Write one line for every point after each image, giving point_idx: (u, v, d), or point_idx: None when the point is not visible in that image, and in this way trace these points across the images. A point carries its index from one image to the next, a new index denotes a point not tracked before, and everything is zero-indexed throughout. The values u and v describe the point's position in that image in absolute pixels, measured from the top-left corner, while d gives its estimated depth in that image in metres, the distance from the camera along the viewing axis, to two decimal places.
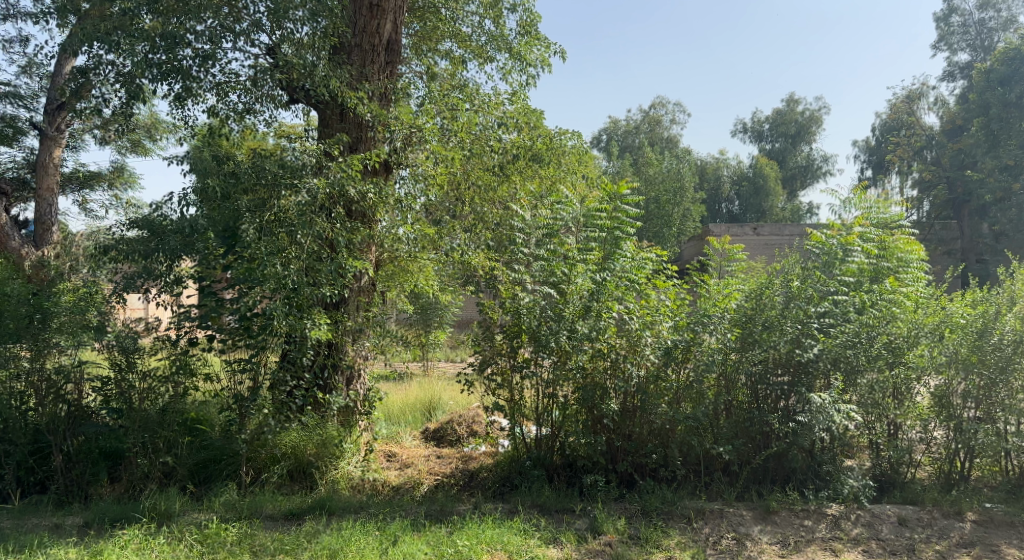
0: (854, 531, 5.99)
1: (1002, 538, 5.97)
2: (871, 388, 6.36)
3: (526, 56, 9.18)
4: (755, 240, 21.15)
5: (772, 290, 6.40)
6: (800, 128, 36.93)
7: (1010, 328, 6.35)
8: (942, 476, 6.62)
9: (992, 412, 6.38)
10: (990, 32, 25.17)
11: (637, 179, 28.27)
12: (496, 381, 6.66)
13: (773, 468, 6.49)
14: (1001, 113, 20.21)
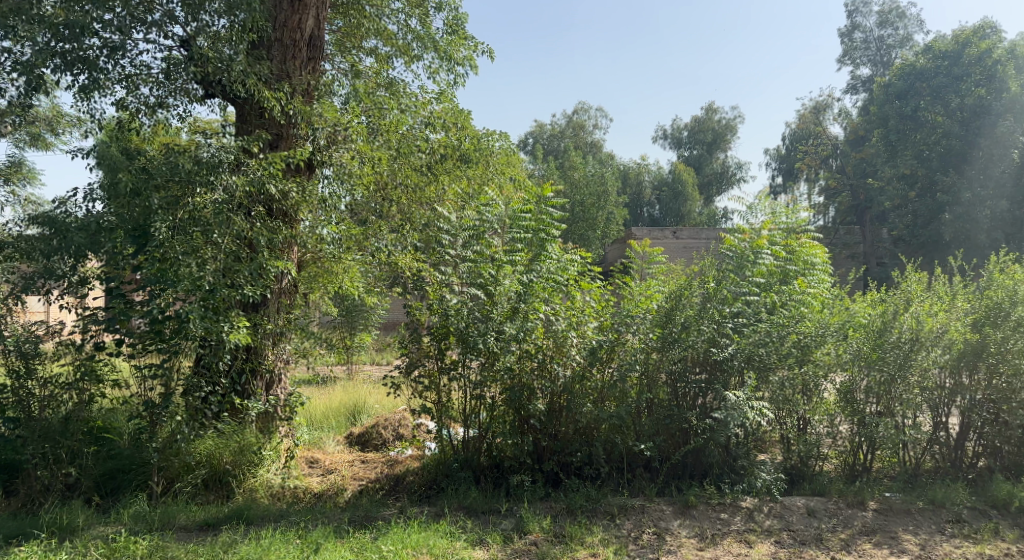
0: (767, 522, 6.24)
1: (900, 525, 6.33)
2: (782, 385, 6.63)
3: (453, 55, 9.17)
4: (675, 243, 21.75)
5: (691, 292, 6.64)
6: (717, 136, 38.09)
7: (907, 327, 6.73)
8: (846, 468, 6.94)
9: (891, 407, 6.75)
10: (888, 48, 26.81)
11: (563, 182, 28.48)
12: (423, 384, 6.62)
13: (691, 463, 6.70)
14: (897, 125, 21.46)
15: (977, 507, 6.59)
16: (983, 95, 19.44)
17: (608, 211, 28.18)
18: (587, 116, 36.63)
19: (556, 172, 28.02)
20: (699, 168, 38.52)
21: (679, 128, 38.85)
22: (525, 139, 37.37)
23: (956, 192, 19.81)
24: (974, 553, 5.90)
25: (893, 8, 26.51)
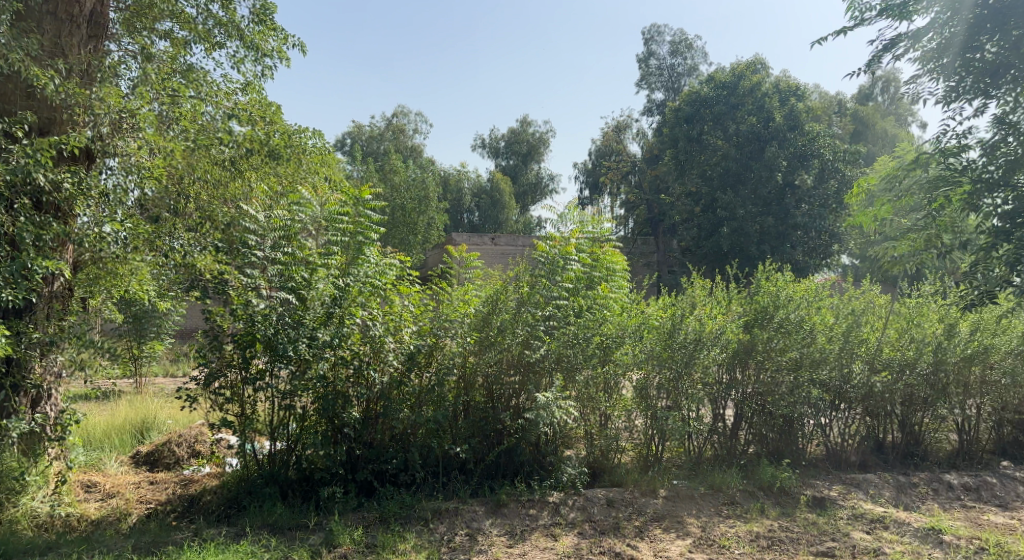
0: (572, 515, 6.50)
1: (686, 510, 6.86)
2: (586, 383, 7.00)
3: (260, 46, 8.64)
4: (493, 249, 22.15)
5: (506, 296, 6.86)
6: (531, 148, 39.44)
7: (692, 328, 7.36)
8: (640, 459, 7.42)
9: (678, 401, 7.35)
10: (679, 77, 29.32)
11: (381, 183, 27.70)
12: (224, 396, 6.21)
13: (504, 463, 6.84)
14: (686, 146, 23.44)
15: (748, 489, 7.29)
16: (754, 124, 21.89)
17: (430, 217, 28.10)
18: (405, 119, 36.26)
19: (374, 175, 27.41)
20: (513, 177, 39.57)
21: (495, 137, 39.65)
22: (342, 139, 35.99)
23: (732, 208, 21.78)
24: (744, 530, 6.52)
25: (682, 40, 29.11)
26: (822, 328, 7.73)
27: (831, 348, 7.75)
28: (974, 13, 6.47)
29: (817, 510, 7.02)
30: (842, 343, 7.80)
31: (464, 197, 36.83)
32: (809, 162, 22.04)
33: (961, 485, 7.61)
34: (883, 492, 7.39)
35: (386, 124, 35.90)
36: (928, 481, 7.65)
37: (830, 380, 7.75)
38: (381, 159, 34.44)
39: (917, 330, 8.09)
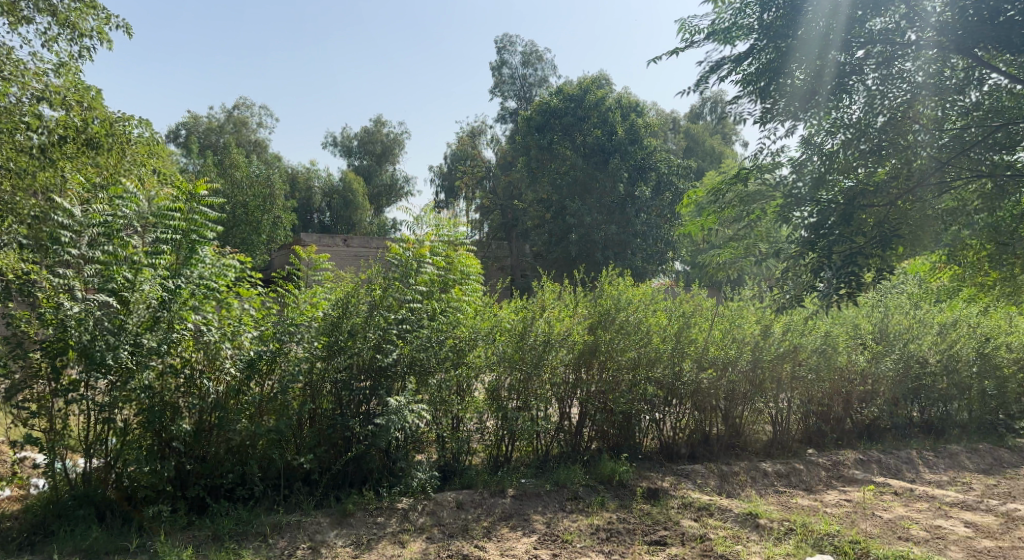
0: (421, 521, 6.46)
1: (533, 507, 7.00)
2: (439, 387, 7.01)
3: (77, 24, 8.14)
4: (342, 251, 21.75)
5: (357, 299, 6.76)
6: (386, 149, 39.01)
7: (541, 330, 7.61)
8: (491, 460, 7.57)
9: (528, 401, 7.54)
10: (530, 87, 30.07)
11: (220, 180, 26.43)
12: (29, 409, 5.74)
13: (352, 471, 6.73)
14: (538, 155, 23.84)
15: (589, 483, 7.58)
16: (599, 136, 23.20)
17: (275, 216, 27.37)
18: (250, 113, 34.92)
19: (214, 170, 26.16)
20: (369, 178, 38.82)
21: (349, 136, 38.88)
22: (176, 130, 34.16)
23: (580, 216, 22.53)
24: (585, 524, 6.78)
25: (533, 51, 29.89)
26: (657, 328, 8.26)
27: (665, 347, 8.26)
28: (776, 43, 6.79)
29: (651, 500, 7.42)
30: (675, 343, 8.33)
31: (313, 197, 35.96)
32: (647, 174, 23.66)
33: (774, 472, 8.34)
34: (708, 481, 7.95)
35: (228, 117, 34.28)
36: (747, 469, 8.32)
37: (663, 378, 8.26)
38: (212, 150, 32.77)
39: (737, 330, 8.72)
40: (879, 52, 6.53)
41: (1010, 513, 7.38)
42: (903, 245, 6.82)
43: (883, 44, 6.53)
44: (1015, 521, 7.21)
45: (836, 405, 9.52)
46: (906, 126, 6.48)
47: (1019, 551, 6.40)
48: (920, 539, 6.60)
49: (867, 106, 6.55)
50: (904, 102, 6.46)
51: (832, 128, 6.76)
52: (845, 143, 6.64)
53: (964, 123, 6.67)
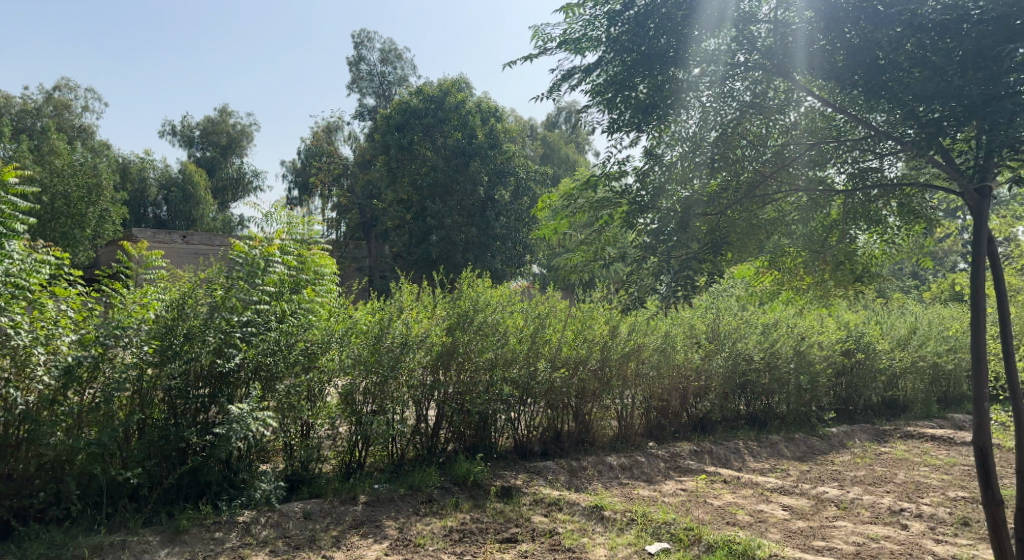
0: (263, 534, 6.27)
1: (384, 513, 6.97)
2: (287, 393, 6.82)
3: None
4: (179, 248, 20.67)
5: (196, 300, 6.44)
6: (231, 141, 37.51)
7: (399, 332, 7.61)
8: (343, 467, 7.47)
9: (384, 405, 7.48)
10: (389, 85, 29.88)
11: (37, 168, 24.27)
12: None
13: (186, 485, 6.42)
14: (397, 155, 23.56)
15: (444, 486, 7.64)
16: (458, 139, 23.55)
17: (102, 208, 25.53)
18: (70, 95, 32.37)
19: (30, 156, 23.80)
20: (211, 171, 37.20)
21: (190, 126, 37.00)
22: None
23: (439, 217, 22.77)
24: (438, 526, 6.83)
25: (392, 49, 29.71)
26: (513, 330, 8.48)
27: (521, 348, 8.48)
28: (623, 57, 6.83)
29: (504, 499, 7.59)
30: (530, 344, 8.57)
31: (148, 189, 33.75)
32: (505, 179, 24.36)
33: (618, 465, 8.78)
34: (559, 477, 8.25)
35: (46, 99, 31.59)
36: (594, 463, 8.71)
37: (518, 378, 8.46)
38: (33, 136, 30.23)
39: (589, 332, 9.09)
40: (714, 72, 6.69)
41: (819, 495, 8.16)
42: (732, 250, 7.31)
43: (715, 64, 6.66)
44: (824, 503, 7.98)
45: (674, 400, 10.12)
46: (735, 141, 6.93)
47: (826, 529, 7.09)
48: (745, 523, 7.17)
49: (702, 121, 6.88)
50: (734, 119, 6.83)
51: (671, 140, 7.08)
52: (682, 155, 7.01)
53: (783, 141, 7.16)
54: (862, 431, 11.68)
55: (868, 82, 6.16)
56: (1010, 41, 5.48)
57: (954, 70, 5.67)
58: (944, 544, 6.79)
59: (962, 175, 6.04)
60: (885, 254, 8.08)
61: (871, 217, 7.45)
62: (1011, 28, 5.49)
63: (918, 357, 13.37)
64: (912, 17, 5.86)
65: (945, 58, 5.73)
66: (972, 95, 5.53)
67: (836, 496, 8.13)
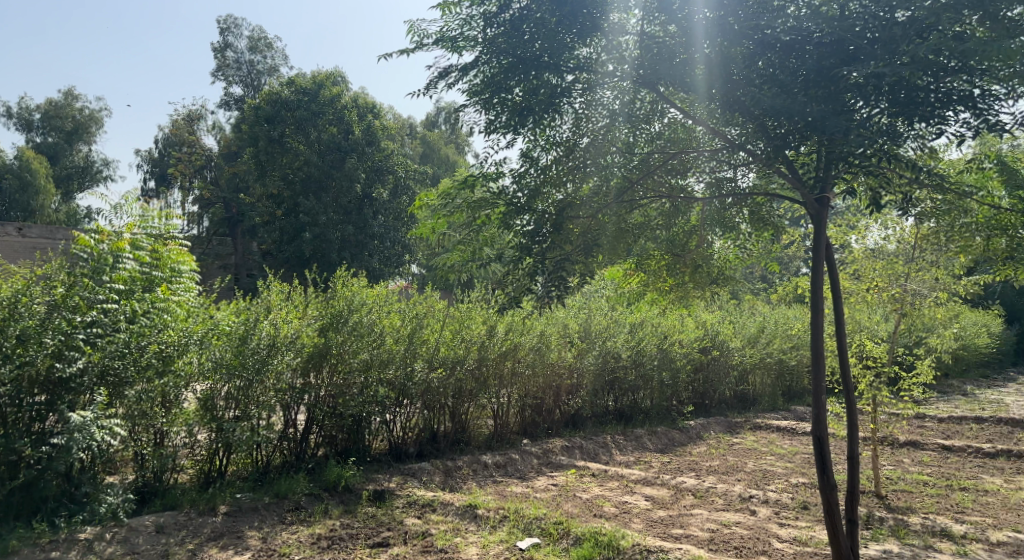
0: (108, 551, 5.90)
1: (246, 523, 6.72)
2: (137, 399, 6.48)
3: None
4: (16, 242, 19.05)
5: (31, 300, 6.08)
6: (77, 126, 34.96)
7: (265, 334, 7.38)
8: (200, 476, 7.14)
9: (248, 411, 7.21)
10: (258, 74, 28.78)
11: None
12: None
13: (19, 502, 5.96)
14: (266, 147, 22.94)
15: (313, 492, 7.48)
16: (334, 134, 23.12)
17: None
18: None
19: None
20: (53, 159, 34.48)
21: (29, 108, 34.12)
22: None
23: (314, 214, 22.20)
24: (305, 534, 6.69)
25: (262, 37, 28.64)
26: (390, 330, 8.43)
27: (397, 348, 8.43)
28: (499, 60, 6.78)
29: (376, 503, 7.52)
30: (407, 345, 8.53)
31: None
32: (385, 177, 24.10)
33: (493, 464, 8.92)
34: (433, 477, 8.28)
35: None
36: (468, 462, 8.81)
37: (394, 379, 8.41)
38: None
39: (467, 331, 9.13)
40: (586, 80, 6.82)
41: (678, 485, 8.63)
42: (603, 253, 7.55)
43: (587, 71, 6.80)
44: (683, 492, 8.44)
45: (548, 398, 10.37)
46: (606, 148, 7.20)
47: (684, 517, 7.51)
48: (610, 515, 7.47)
49: (575, 127, 7.14)
50: (604, 127, 7.10)
51: (547, 144, 7.26)
52: (556, 159, 7.23)
53: (648, 148, 7.58)
54: (717, 423, 12.42)
55: (723, 95, 6.39)
56: (844, 64, 5.92)
57: (797, 87, 6.01)
58: (786, 527, 7.35)
59: (806, 188, 6.44)
60: (738, 258, 8.67)
61: (727, 224, 8.04)
62: (847, 51, 5.94)
63: (767, 353, 14.35)
64: (763, 36, 6.18)
65: (790, 75, 6.06)
66: (812, 111, 5.78)
67: (694, 485, 8.61)
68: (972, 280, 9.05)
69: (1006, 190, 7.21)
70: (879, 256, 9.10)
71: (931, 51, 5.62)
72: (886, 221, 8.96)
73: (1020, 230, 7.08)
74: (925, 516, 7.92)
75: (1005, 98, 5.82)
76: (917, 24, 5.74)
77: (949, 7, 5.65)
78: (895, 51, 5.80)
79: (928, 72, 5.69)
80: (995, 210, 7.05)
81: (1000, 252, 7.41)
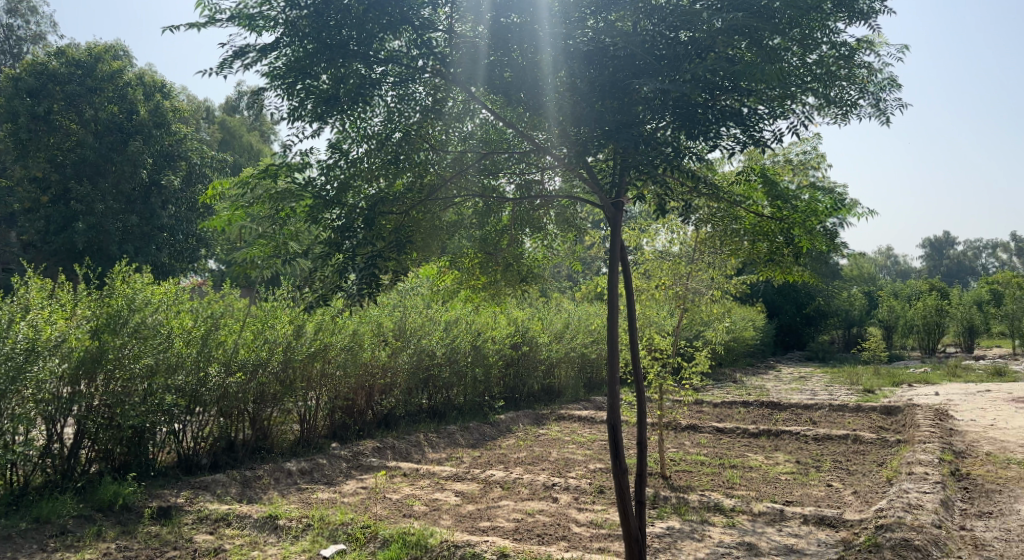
0: None
1: None
2: None
3: None
4: None
5: None
6: None
7: (22, 337, 6.51)
8: None
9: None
10: (19, 41, 25.34)
11: None
12: None
13: None
14: (28, 124, 20.15)
15: (82, 513, 6.66)
16: (114, 113, 20.89)
17: None
18: None
19: None
20: None
21: None
22: None
23: (89, 203, 20.04)
24: None
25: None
26: (179, 332, 7.75)
27: (188, 352, 7.76)
28: (302, 43, 6.44)
29: (161, 520, 6.85)
30: (199, 347, 7.86)
31: None
32: (175, 164, 22.23)
33: (297, 470, 8.49)
34: (229, 489, 7.70)
35: None
36: (270, 471, 8.30)
37: (186, 385, 7.74)
38: None
39: (270, 331, 8.61)
40: (397, 72, 6.70)
41: (487, 479, 8.73)
42: (416, 250, 7.42)
43: (398, 64, 6.68)
44: (491, 485, 8.56)
45: (359, 398, 10.07)
46: (419, 143, 7.11)
47: (491, 510, 7.61)
48: (420, 514, 7.39)
49: (386, 120, 6.98)
50: (417, 122, 7.03)
51: (359, 137, 6.99)
52: (367, 153, 6.98)
53: (461, 148, 7.50)
54: (525, 416, 12.78)
55: (531, 98, 6.56)
56: (636, 77, 6.14)
57: (590, 95, 6.17)
58: (584, 512, 7.69)
59: (604, 192, 6.71)
60: (546, 257, 8.89)
61: (535, 223, 8.23)
62: (638, 66, 6.14)
63: (571, 348, 15.01)
64: (565, 45, 6.20)
65: (588, 84, 6.16)
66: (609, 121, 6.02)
67: (502, 478, 8.76)
68: (741, 280, 9.98)
69: (767, 200, 7.91)
70: (665, 257, 9.79)
71: (709, 70, 5.97)
72: (670, 226, 9.60)
73: (778, 236, 8.00)
74: (702, 493, 8.67)
75: (767, 118, 6.35)
76: (698, 44, 6.07)
77: (723, 31, 6.01)
78: (678, 68, 6.11)
79: (706, 91, 6.05)
80: (760, 218, 7.87)
81: (762, 254, 8.35)
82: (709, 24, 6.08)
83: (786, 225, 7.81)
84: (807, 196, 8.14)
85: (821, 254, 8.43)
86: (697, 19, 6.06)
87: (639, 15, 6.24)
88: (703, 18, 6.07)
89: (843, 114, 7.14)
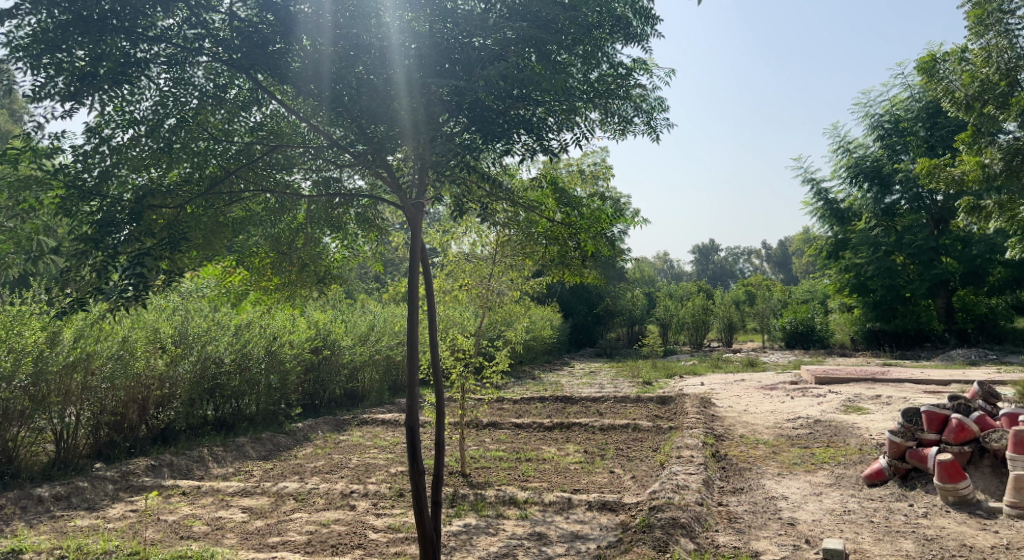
0: None
1: None
2: None
3: None
4: None
5: None
6: None
7: None
8: None
9: None
10: None
11: None
12: None
13: None
14: None
15: None
16: None
17: None
18: None
19: None
20: None
21: None
22: None
23: None
24: None
25: None
26: None
27: None
28: (50, 12, 5.75)
29: None
30: None
31: None
32: None
33: (51, 497, 7.53)
34: None
35: None
36: (14, 499, 7.30)
37: None
38: None
39: (16, 340, 7.61)
40: (168, 53, 6.16)
41: (280, 492, 8.30)
42: (195, 247, 6.91)
43: (170, 44, 6.16)
44: (282, 498, 8.16)
45: (130, 413, 9.15)
46: (196, 133, 6.52)
47: (282, 524, 7.25)
48: (199, 535, 6.87)
49: (158, 105, 6.32)
50: (195, 109, 6.44)
51: (124, 122, 6.33)
52: (133, 139, 6.30)
53: (247, 139, 6.99)
54: (324, 423, 12.34)
55: (324, 91, 6.20)
56: (431, 77, 6.08)
57: (388, 92, 6.04)
58: (381, 517, 7.56)
59: (404, 193, 6.59)
60: (345, 257, 8.73)
61: (334, 223, 8.00)
62: (433, 67, 6.10)
63: (375, 350, 14.71)
64: (357, 41, 6.04)
65: (383, 82, 6.05)
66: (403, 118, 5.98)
67: (295, 489, 8.37)
68: (539, 281, 10.35)
69: (558, 207, 8.27)
70: (469, 259, 9.90)
71: (501, 77, 6.08)
72: (472, 228, 9.71)
73: (569, 240, 8.41)
74: (499, 488, 8.87)
75: (554, 129, 6.56)
76: (492, 52, 6.17)
77: (514, 42, 6.23)
78: (472, 72, 6.18)
79: (498, 97, 6.19)
80: (551, 222, 8.20)
81: (554, 257, 8.75)
82: (502, 33, 6.21)
83: (574, 230, 8.22)
84: (595, 203, 8.61)
85: (607, 258, 8.95)
86: (489, 26, 6.18)
87: (434, 18, 6.20)
88: (493, 27, 6.20)
89: (621, 130, 7.67)
